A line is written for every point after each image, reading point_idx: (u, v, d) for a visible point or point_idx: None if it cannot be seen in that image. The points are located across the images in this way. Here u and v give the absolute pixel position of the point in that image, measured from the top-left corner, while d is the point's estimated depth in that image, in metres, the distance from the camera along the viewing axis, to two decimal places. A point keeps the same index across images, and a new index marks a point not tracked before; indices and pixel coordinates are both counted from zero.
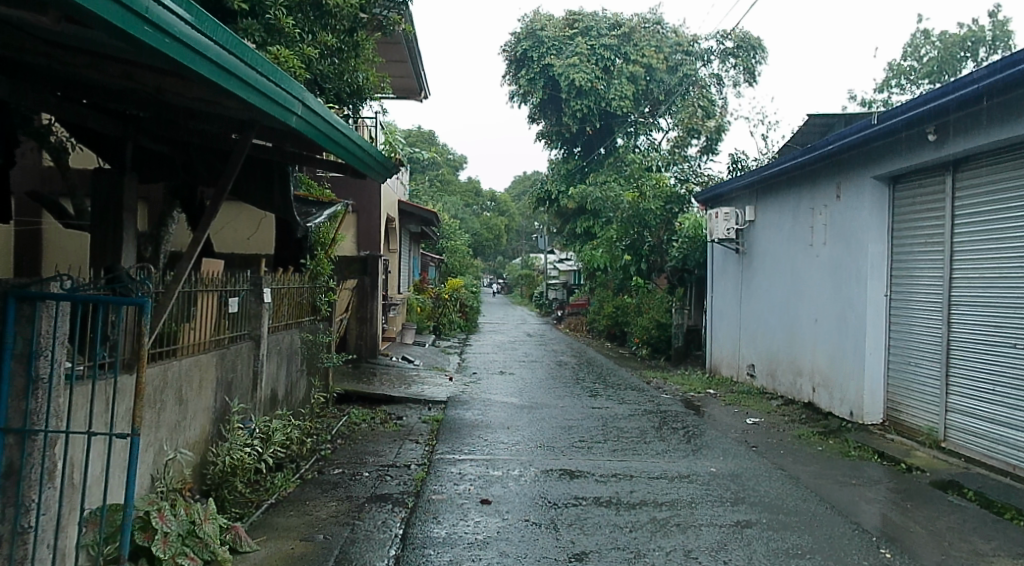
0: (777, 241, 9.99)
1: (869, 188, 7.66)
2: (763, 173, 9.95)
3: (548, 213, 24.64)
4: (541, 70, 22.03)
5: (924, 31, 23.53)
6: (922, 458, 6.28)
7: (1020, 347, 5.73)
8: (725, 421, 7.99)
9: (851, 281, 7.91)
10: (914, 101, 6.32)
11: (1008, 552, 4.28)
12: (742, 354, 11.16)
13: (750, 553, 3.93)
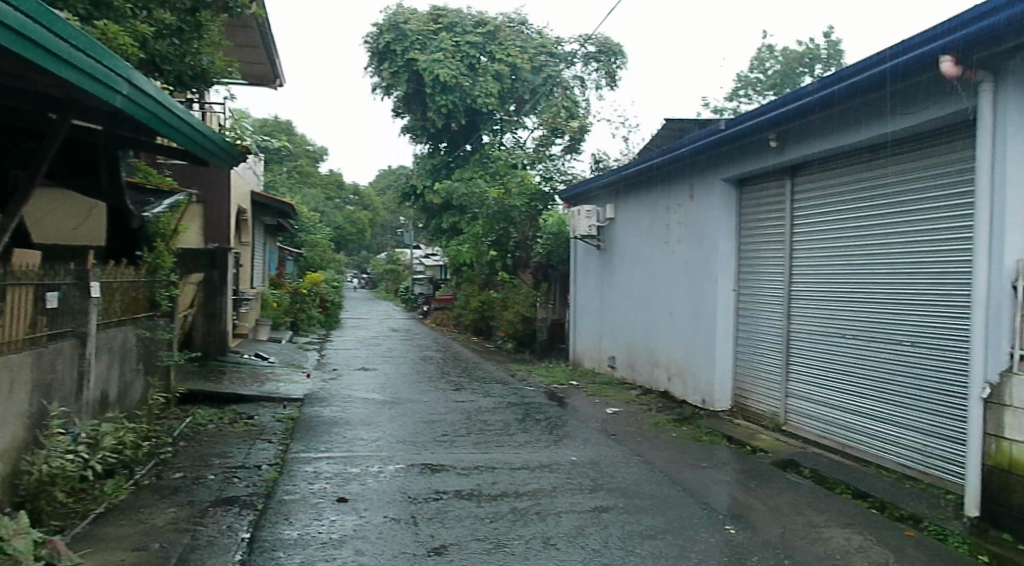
0: (635, 238, 10.46)
1: (719, 189, 8.18)
2: (622, 173, 10.39)
3: (414, 208, 24.63)
4: (404, 64, 21.94)
5: (769, 46, 25.50)
6: (765, 441, 6.80)
7: (849, 338, 6.34)
8: (587, 412, 8.25)
9: (703, 277, 8.42)
10: (759, 110, 6.80)
11: (837, 522, 4.78)
12: (603, 347, 11.61)
13: (607, 537, 4.09)
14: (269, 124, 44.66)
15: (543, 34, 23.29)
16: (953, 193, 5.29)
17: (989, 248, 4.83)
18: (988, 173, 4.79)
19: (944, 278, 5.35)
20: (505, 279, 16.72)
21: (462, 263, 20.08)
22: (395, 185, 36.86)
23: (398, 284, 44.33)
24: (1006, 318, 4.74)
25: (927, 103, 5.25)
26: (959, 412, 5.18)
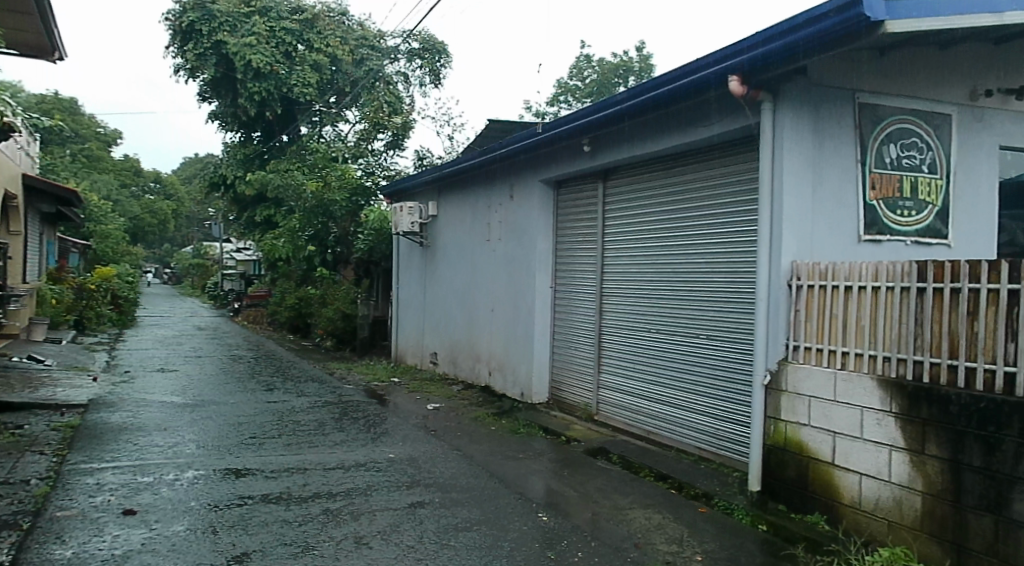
0: (458, 235, 10.63)
1: (537, 190, 8.54)
2: (444, 171, 10.53)
3: (224, 199, 23.39)
4: (211, 46, 20.74)
5: (587, 56, 26.92)
6: (578, 430, 7.19)
7: (652, 331, 6.88)
8: (407, 409, 8.25)
9: (523, 274, 8.73)
10: (571, 117, 7.19)
11: (640, 504, 5.25)
12: (426, 343, 11.68)
13: (420, 532, 4.15)
14: (49, 100, 39.78)
15: (364, 26, 22.89)
16: (739, 200, 5.90)
17: (769, 252, 5.51)
18: (768, 186, 5.45)
19: (731, 277, 5.97)
20: (325, 275, 16.44)
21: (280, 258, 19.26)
22: (205, 174, 34.43)
23: (210, 280, 41.53)
24: (784, 312, 5.50)
25: (717, 116, 5.83)
26: (744, 397, 5.84)
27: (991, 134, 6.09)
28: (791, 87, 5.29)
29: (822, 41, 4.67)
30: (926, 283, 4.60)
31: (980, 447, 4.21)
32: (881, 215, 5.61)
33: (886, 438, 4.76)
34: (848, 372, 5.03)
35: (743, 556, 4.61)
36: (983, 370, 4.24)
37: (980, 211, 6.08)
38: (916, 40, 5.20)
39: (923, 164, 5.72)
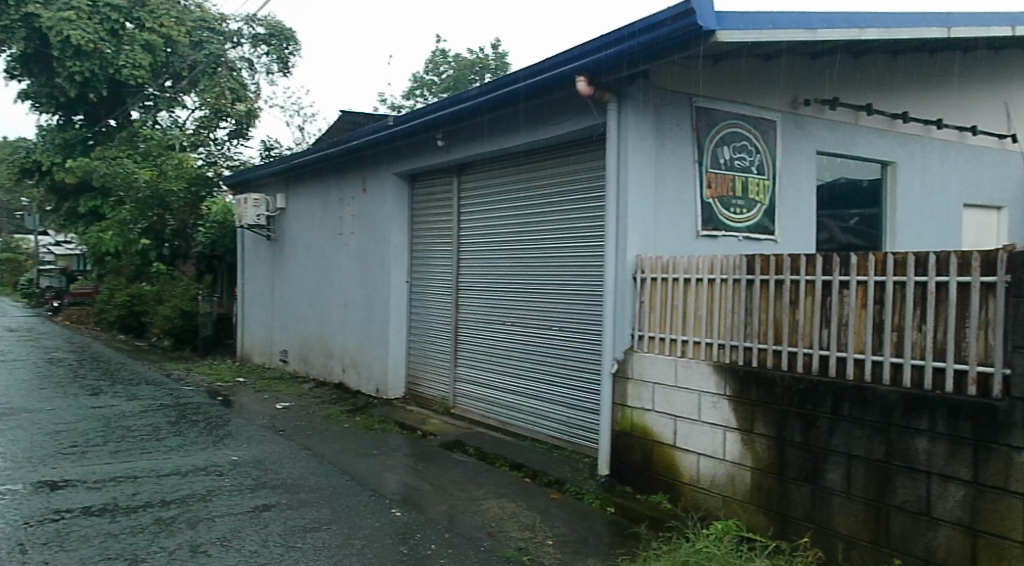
0: (308, 229, 10.36)
1: (389, 183, 8.50)
2: (292, 162, 10.21)
3: (41, 187, 21.35)
4: (21, 18, 18.87)
5: (442, 51, 27.11)
6: (435, 424, 7.24)
7: (506, 324, 7.04)
8: (254, 409, 7.92)
9: (376, 269, 8.66)
10: (423, 111, 7.20)
11: (494, 494, 5.37)
12: (274, 341, 11.27)
13: (265, 536, 4.03)
14: None
15: (202, 7, 21.46)
16: (587, 197, 6.14)
17: (616, 246, 5.79)
18: (615, 183, 5.71)
19: (581, 271, 6.21)
20: (163, 270, 15.43)
21: (107, 252, 17.81)
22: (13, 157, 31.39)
23: (25, 276, 37.77)
24: (629, 303, 5.81)
25: (564, 116, 6.05)
26: (594, 386, 6.10)
27: (810, 140, 6.70)
28: (634, 89, 5.57)
29: (661, 47, 4.95)
30: (755, 275, 5.04)
31: (800, 425, 4.65)
32: (716, 212, 6.06)
33: (720, 419, 5.14)
34: (688, 359, 5.39)
35: (591, 537, 4.83)
36: (802, 354, 4.72)
37: (803, 210, 6.70)
38: (745, 50, 5.68)
39: (752, 166, 6.25)
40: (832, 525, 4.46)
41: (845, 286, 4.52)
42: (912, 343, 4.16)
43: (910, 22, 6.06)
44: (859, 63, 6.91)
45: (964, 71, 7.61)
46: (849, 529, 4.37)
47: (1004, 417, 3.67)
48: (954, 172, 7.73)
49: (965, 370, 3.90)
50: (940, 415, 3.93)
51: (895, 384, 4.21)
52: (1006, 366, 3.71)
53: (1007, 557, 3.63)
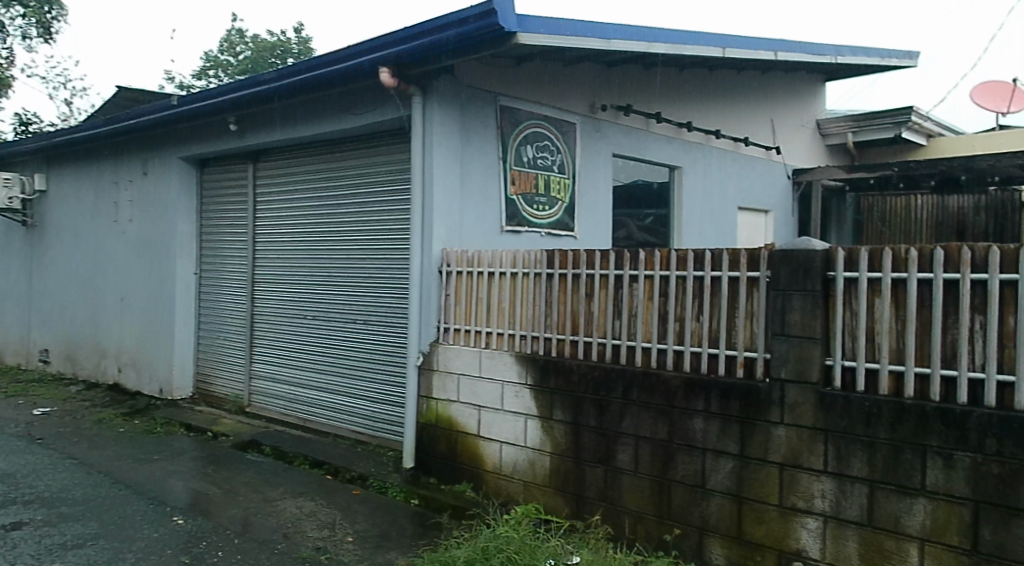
0: (76, 214, 9.37)
1: (174, 168, 7.94)
2: (54, 139, 9.15)
3: None
4: None
5: (239, 30, 25.61)
6: (227, 424, 6.89)
7: (308, 318, 6.84)
8: (6, 417, 7.04)
9: (159, 260, 8.06)
10: (211, 92, 6.80)
11: (290, 493, 5.23)
12: (34, 340, 10.07)
13: (13, 559, 3.75)
14: None
15: None
16: (391, 189, 6.10)
17: (421, 239, 5.80)
18: (421, 176, 5.69)
19: (385, 264, 6.16)
20: None
21: None
22: None
23: None
24: (435, 297, 5.86)
25: (364, 107, 6.00)
26: (399, 379, 6.09)
27: (606, 143, 7.14)
28: (439, 84, 5.61)
29: (464, 44, 5.02)
30: (554, 269, 5.28)
31: (594, 410, 4.94)
32: (519, 208, 6.28)
33: (522, 408, 5.33)
34: (492, 351, 5.53)
35: (393, 531, 4.81)
36: (596, 343, 5.02)
37: (602, 209, 7.14)
38: (545, 53, 5.94)
39: (553, 165, 6.60)
40: (621, 502, 4.81)
41: (634, 280, 4.88)
42: (691, 332, 4.59)
43: (692, 39, 6.66)
44: (650, 73, 7.49)
45: (738, 88, 8.50)
46: (636, 504, 4.73)
47: (765, 395, 4.18)
48: (730, 178, 8.62)
49: (734, 355, 4.38)
50: (714, 397, 4.38)
51: (676, 370, 4.62)
52: (768, 351, 4.24)
53: (765, 519, 4.14)
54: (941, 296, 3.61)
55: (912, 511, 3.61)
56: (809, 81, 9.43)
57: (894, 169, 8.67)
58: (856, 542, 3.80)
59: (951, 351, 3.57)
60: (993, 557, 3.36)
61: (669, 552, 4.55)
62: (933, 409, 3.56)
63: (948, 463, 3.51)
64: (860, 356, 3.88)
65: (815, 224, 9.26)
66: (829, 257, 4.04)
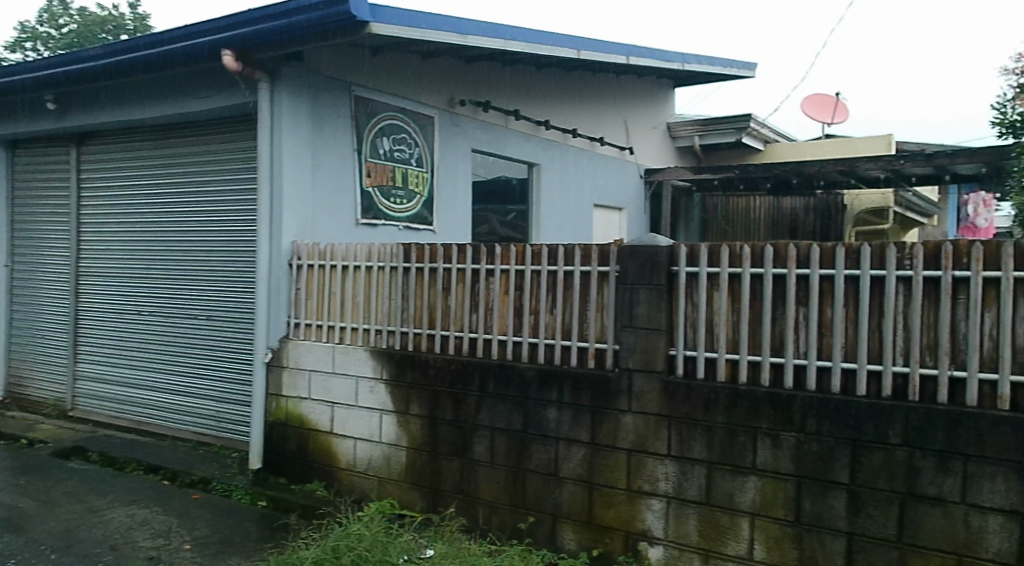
0: None
1: None
2: None
3: None
4: None
5: (63, 0, 23.38)
6: (45, 430, 6.39)
7: (143, 315, 6.43)
8: None
9: None
10: (24, 67, 6.25)
11: (120, 501, 4.92)
12: None
13: None
14: None
15: None
16: (236, 179, 5.83)
17: (269, 230, 5.56)
18: (269, 164, 5.44)
19: (229, 257, 5.88)
20: None
21: None
22: None
23: None
24: (284, 291, 5.65)
25: (203, 92, 5.71)
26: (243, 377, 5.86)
27: (464, 138, 7.19)
28: (288, 71, 5.44)
29: (313, 31, 4.87)
30: (411, 263, 5.24)
31: (451, 403, 4.96)
32: (376, 201, 6.21)
33: (377, 403, 5.26)
34: (346, 346, 5.42)
35: (235, 535, 4.60)
36: (454, 337, 5.04)
37: (461, 203, 7.18)
38: (400, 45, 5.91)
39: (411, 157, 6.57)
40: (477, 493, 4.87)
41: (491, 274, 4.93)
42: (545, 325, 4.69)
43: (548, 39, 6.84)
44: (507, 70, 7.62)
45: (592, 89, 8.81)
46: (492, 495, 4.81)
47: (614, 384, 4.36)
48: (586, 176, 8.94)
49: (585, 346, 4.53)
50: (566, 388, 4.52)
51: (531, 361, 4.72)
52: (616, 342, 4.41)
53: (613, 502, 4.34)
54: (770, 290, 3.90)
55: (745, 488, 3.89)
56: (659, 85, 9.93)
57: (734, 171, 9.31)
58: (695, 520, 4.05)
59: (779, 339, 3.87)
60: (813, 527, 3.68)
61: (523, 540, 4.66)
62: (763, 394, 3.86)
63: (775, 443, 3.81)
64: (700, 346, 4.13)
65: (665, 220, 9.77)
66: (673, 252, 4.24)
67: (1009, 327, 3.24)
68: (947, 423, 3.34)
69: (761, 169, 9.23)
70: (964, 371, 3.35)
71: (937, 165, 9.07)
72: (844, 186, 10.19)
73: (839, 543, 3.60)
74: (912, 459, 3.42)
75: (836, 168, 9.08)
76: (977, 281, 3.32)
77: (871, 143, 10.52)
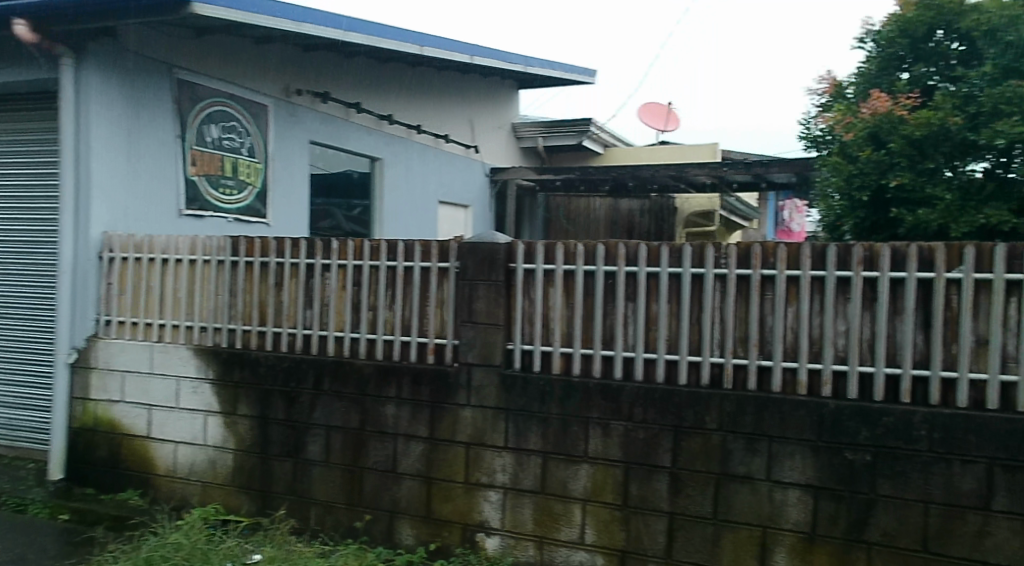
0: None
1: None
2: None
3: None
4: None
5: None
6: None
7: None
8: None
9: None
10: None
11: None
12: None
13: None
14: None
15: None
16: (37, 163, 5.34)
17: (74, 220, 5.07)
18: (71, 149, 4.95)
19: (24, 253, 5.45)
20: None
21: None
22: None
23: None
24: (92, 287, 5.21)
25: None
26: (40, 384, 5.46)
27: (302, 129, 7.03)
28: (96, 47, 4.99)
29: (127, 7, 4.55)
30: (239, 257, 4.99)
31: (282, 402, 4.81)
32: (202, 190, 5.90)
33: (200, 404, 4.99)
34: (165, 344, 5.10)
35: (30, 554, 4.22)
36: (286, 334, 4.88)
37: (297, 196, 7.01)
38: (230, 28, 5.63)
39: (242, 147, 6.29)
40: (310, 494, 4.75)
41: (327, 269, 4.80)
42: (384, 321, 4.65)
43: (388, 34, 6.79)
44: (347, 61, 7.53)
45: (436, 86, 8.88)
46: (326, 495, 4.71)
47: (452, 379, 4.39)
48: (431, 174, 8.98)
49: (425, 342, 4.54)
50: (405, 383, 4.51)
51: (369, 358, 4.67)
52: (456, 337, 4.45)
53: (451, 496, 4.39)
54: (601, 285, 4.08)
55: (577, 476, 4.07)
56: (503, 87, 10.17)
57: (575, 173, 9.69)
58: (530, 509, 4.19)
59: (609, 333, 4.07)
60: (638, 509, 3.92)
61: (358, 538, 4.61)
62: (594, 385, 4.05)
63: (605, 432, 4.01)
64: (536, 340, 4.26)
65: (509, 219, 9.98)
66: (510, 249, 4.33)
67: (807, 319, 3.61)
68: (754, 407, 3.68)
69: (600, 172, 9.68)
70: (769, 360, 3.70)
71: (755, 173, 9.94)
72: (676, 191, 10.90)
73: (661, 523, 3.87)
74: (725, 442, 3.74)
75: (667, 173, 9.71)
76: (782, 279, 3.67)
77: (698, 150, 11.36)
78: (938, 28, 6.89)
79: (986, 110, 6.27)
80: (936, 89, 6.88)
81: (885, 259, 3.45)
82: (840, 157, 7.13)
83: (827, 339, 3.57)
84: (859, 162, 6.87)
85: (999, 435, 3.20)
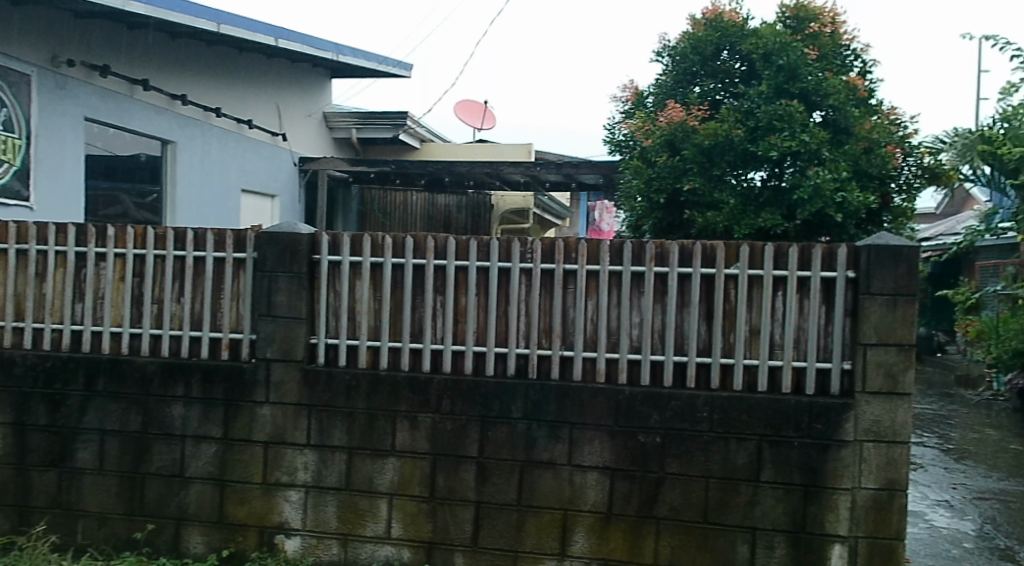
0: None
1: None
2: None
3: None
4: None
5: None
6: None
7: None
8: None
9: None
10: None
11: None
12: None
13: None
14: None
15: None
16: None
17: None
18: None
19: None
20: None
21: None
22: None
23: None
24: None
25: None
26: None
27: (75, 103, 6.37)
28: None
29: None
30: None
31: (45, 407, 4.32)
32: None
33: None
34: None
35: None
36: (51, 331, 4.39)
37: (66, 178, 6.32)
38: None
39: None
40: (78, 506, 4.31)
41: (102, 259, 4.34)
42: (171, 314, 4.29)
43: (177, 6, 6.33)
44: (132, 34, 7.00)
45: (237, 69, 8.48)
46: (97, 506, 4.29)
47: (249, 376, 4.14)
48: (232, 159, 8.56)
49: (219, 337, 4.25)
50: (194, 382, 4.19)
51: (152, 355, 4.28)
52: (253, 332, 4.20)
53: (248, 499, 4.16)
54: (410, 278, 4.03)
55: (384, 470, 4.02)
56: (314, 75, 9.89)
57: (390, 166, 9.58)
58: (334, 507, 4.07)
59: (418, 326, 4.05)
60: (445, 500, 3.95)
61: (138, 550, 4.24)
62: (402, 378, 3.99)
63: (412, 425, 3.99)
64: (341, 334, 4.14)
65: (319, 212, 9.74)
66: (314, 240, 4.15)
67: (605, 311, 3.80)
68: (557, 397, 3.80)
69: (416, 166, 9.65)
70: (571, 350, 3.86)
71: (566, 173, 10.38)
72: (493, 188, 11.14)
73: (468, 512, 3.92)
74: (530, 430, 3.84)
75: (483, 170, 9.87)
76: (583, 273, 3.83)
77: (515, 149, 11.65)
78: (723, 48, 7.99)
79: (762, 125, 7.35)
80: (723, 102, 7.90)
81: (674, 255, 3.73)
82: (642, 160, 7.92)
83: (623, 330, 3.79)
84: (657, 166, 7.67)
85: (767, 413, 3.59)
